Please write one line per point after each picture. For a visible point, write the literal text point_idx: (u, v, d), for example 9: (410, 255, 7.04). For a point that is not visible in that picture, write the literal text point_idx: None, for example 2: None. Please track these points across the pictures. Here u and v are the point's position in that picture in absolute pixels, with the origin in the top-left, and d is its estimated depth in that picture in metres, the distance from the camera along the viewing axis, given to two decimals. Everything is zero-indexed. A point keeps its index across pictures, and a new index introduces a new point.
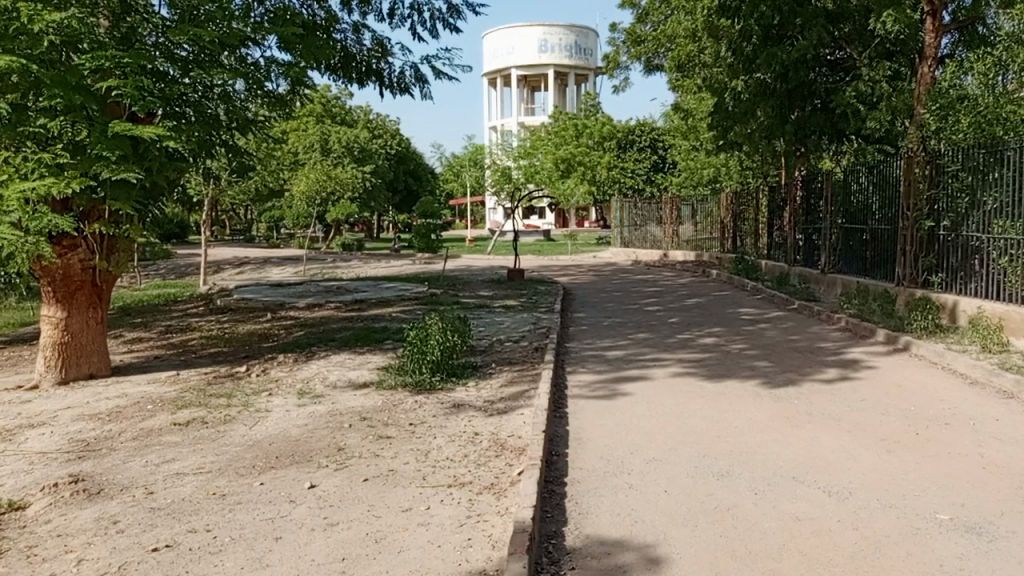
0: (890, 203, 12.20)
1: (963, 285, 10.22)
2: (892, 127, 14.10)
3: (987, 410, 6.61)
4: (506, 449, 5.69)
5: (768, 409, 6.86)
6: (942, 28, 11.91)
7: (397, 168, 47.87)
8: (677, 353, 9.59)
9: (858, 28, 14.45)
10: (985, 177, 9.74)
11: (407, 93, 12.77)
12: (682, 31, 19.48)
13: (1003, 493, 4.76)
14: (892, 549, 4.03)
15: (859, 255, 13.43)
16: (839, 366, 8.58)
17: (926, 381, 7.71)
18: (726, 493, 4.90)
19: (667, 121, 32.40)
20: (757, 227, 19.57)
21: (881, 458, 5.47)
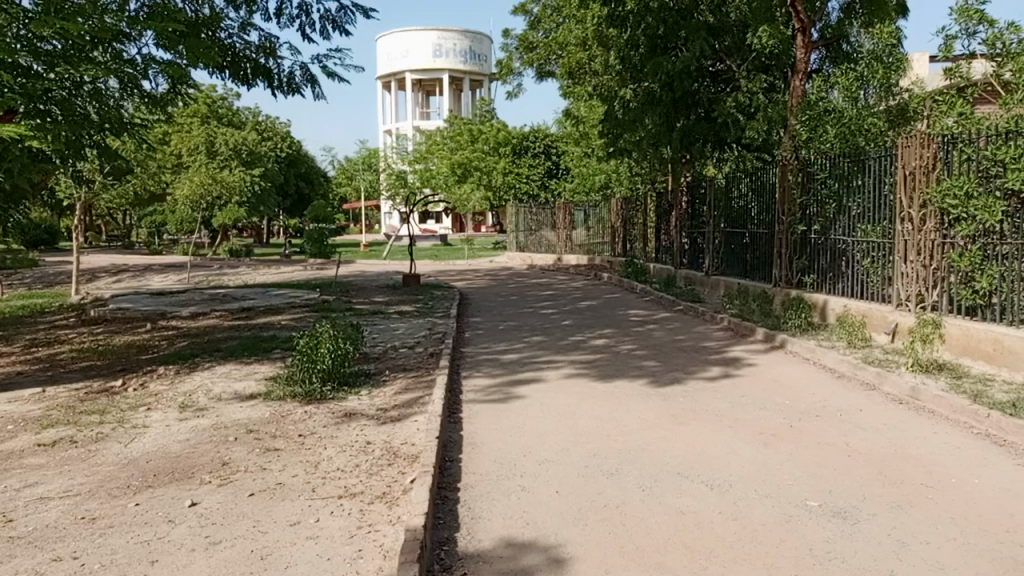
0: (767, 208, 12.90)
1: (832, 285, 10.93)
2: (768, 136, 14.90)
3: (853, 402, 7.08)
4: (399, 457, 5.62)
5: (655, 408, 7.09)
6: (811, 45, 12.70)
7: (288, 171, 46.43)
8: (570, 355, 9.76)
9: (737, 42, 15.25)
10: (850, 185, 10.44)
11: (298, 95, 12.48)
12: (573, 39, 19.94)
13: (866, 479, 5.11)
14: (768, 537, 4.24)
15: (740, 258, 14.11)
16: (722, 364, 8.98)
17: (799, 377, 8.18)
18: (615, 490, 5.03)
19: (561, 128, 33.04)
20: (645, 232, 20.21)
21: (759, 451, 5.76)
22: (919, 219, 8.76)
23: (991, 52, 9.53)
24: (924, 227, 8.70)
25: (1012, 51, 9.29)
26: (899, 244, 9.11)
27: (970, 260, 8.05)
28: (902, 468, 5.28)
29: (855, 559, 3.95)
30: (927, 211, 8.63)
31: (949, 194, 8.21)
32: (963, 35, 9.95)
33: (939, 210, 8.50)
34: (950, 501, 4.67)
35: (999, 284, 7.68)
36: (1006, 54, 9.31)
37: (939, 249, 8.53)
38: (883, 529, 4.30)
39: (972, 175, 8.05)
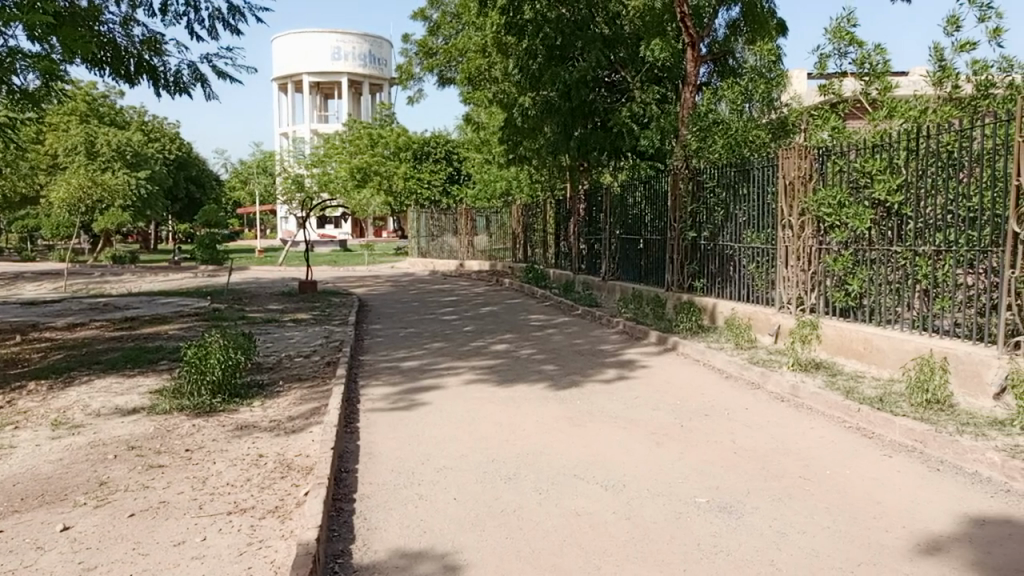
0: (660, 215, 13.35)
1: (720, 289, 11.43)
2: (661, 145, 15.44)
3: (739, 401, 7.41)
4: (292, 469, 5.46)
5: (553, 411, 7.19)
6: (700, 59, 13.11)
7: (176, 174, 44.37)
8: (470, 361, 9.77)
9: (630, 53, 15.71)
10: (736, 193, 10.95)
11: (186, 94, 11.97)
12: (472, 46, 20.03)
13: (750, 473, 5.35)
14: (659, 534, 4.38)
15: (635, 263, 14.53)
16: (618, 367, 9.22)
17: (690, 377, 8.51)
18: (513, 494, 5.06)
19: (462, 134, 33.07)
20: (545, 238, 20.50)
21: (651, 451, 5.94)
22: (798, 226, 9.28)
23: (860, 71, 10.22)
24: (802, 234, 9.23)
25: (879, 71, 10.00)
26: (781, 249, 9.62)
27: (843, 264, 8.60)
28: (782, 462, 5.57)
29: (739, 551, 4.13)
30: (805, 218, 9.16)
31: (824, 203, 8.74)
32: (836, 54, 10.63)
33: (816, 218, 9.04)
34: (825, 492, 4.95)
35: (868, 287, 8.25)
36: (873, 74, 10.02)
37: (816, 254, 9.06)
38: (765, 521, 4.52)
39: (844, 185, 8.60)
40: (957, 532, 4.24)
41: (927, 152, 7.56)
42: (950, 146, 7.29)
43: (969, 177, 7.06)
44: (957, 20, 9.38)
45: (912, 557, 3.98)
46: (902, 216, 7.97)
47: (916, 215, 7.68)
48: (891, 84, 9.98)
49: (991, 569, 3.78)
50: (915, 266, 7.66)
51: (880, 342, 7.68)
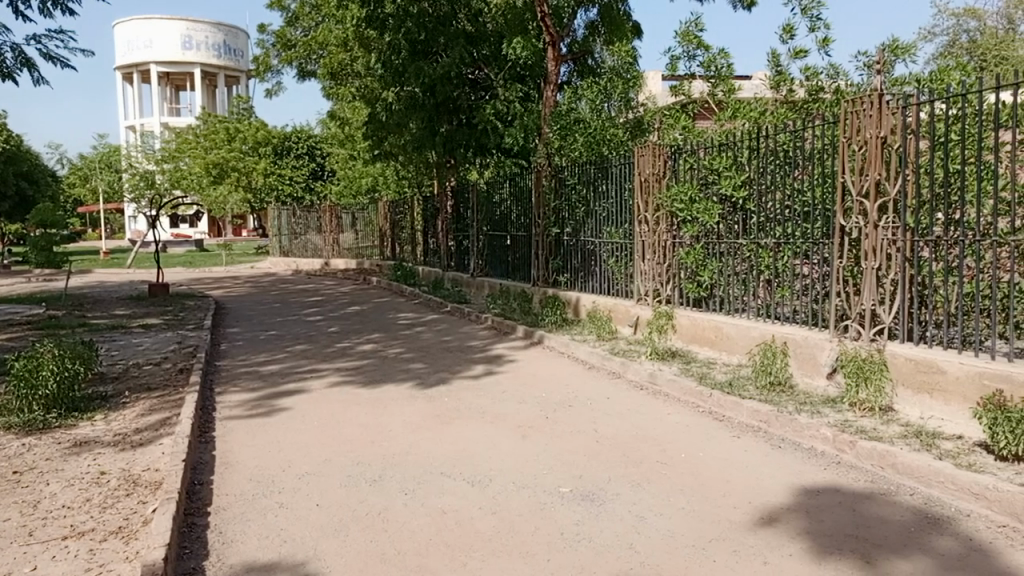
0: (525, 212, 13.55)
1: (583, 282, 11.77)
2: (525, 143, 15.69)
3: (601, 391, 7.65)
4: (139, 486, 5.09)
5: (420, 410, 7.12)
6: (560, 58, 13.47)
7: (4, 169, 40.42)
8: (335, 363, 9.51)
9: (493, 51, 15.85)
10: (596, 190, 11.27)
11: (9, 80, 10.90)
12: (333, 39, 19.52)
13: (611, 461, 5.53)
14: (524, 527, 4.42)
15: (502, 259, 14.68)
16: (485, 362, 9.28)
17: (555, 370, 8.70)
18: (378, 497, 4.96)
19: (325, 129, 32.15)
20: (413, 235, 20.32)
21: (517, 444, 6.01)
22: (654, 221, 9.69)
23: (707, 73, 10.83)
24: (658, 229, 9.63)
25: (723, 74, 10.66)
26: (638, 244, 10.01)
27: (695, 258, 9.07)
28: (641, 448, 5.79)
29: (600, 537, 4.25)
30: (660, 214, 9.56)
31: (677, 198, 9.15)
32: (685, 57, 11.18)
33: (669, 213, 9.46)
34: (680, 474, 5.19)
35: (718, 278, 8.77)
36: (719, 77, 10.67)
37: (670, 247, 9.48)
38: (624, 507, 4.68)
39: (694, 182, 9.05)
40: (794, 504, 4.57)
41: (767, 151, 8.08)
42: (786, 145, 7.82)
43: (804, 174, 7.61)
44: (790, 28, 10.10)
45: (756, 529, 4.24)
46: (747, 210, 8.49)
47: (759, 209, 8.20)
48: (734, 87, 10.68)
49: (822, 536, 4.09)
50: (759, 258, 8.18)
51: (729, 330, 8.16)
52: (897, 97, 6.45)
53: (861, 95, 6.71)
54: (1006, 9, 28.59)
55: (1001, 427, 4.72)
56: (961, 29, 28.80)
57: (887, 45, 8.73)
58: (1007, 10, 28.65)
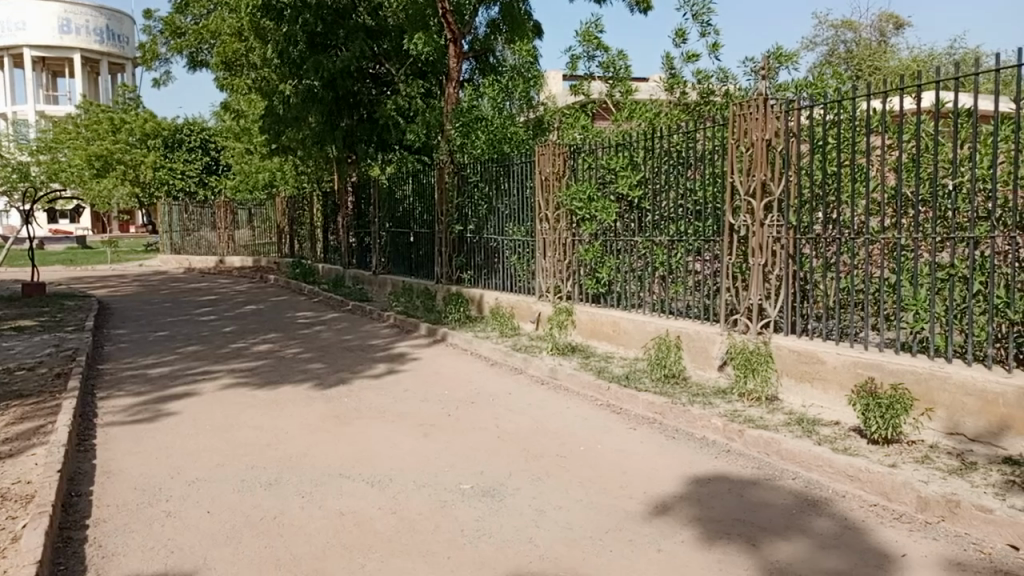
0: (427, 209, 13.46)
1: (486, 280, 11.83)
2: (427, 140, 15.58)
3: (503, 387, 7.70)
4: (8, 500, 4.74)
5: (318, 411, 6.95)
6: (462, 55, 13.43)
7: None
8: (229, 364, 9.16)
9: (395, 46, 15.67)
10: (498, 188, 11.32)
11: None
12: (226, 28, 18.80)
13: (512, 456, 5.57)
14: (424, 525, 4.40)
15: (404, 257, 14.56)
16: (387, 361, 9.15)
17: (458, 367, 8.68)
18: (273, 501, 4.81)
19: (218, 121, 30.94)
20: (312, 232, 19.83)
21: (418, 442, 5.96)
22: (555, 219, 9.82)
23: (606, 74, 11.06)
24: (558, 227, 9.77)
25: (621, 75, 10.91)
26: (539, 241, 10.12)
27: (594, 255, 9.25)
28: (541, 443, 5.86)
29: (499, 532, 4.27)
30: (560, 212, 9.70)
31: (577, 197, 9.31)
32: (584, 57, 11.38)
33: (569, 211, 9.61)
34: (578, 467, 5.28)
35: (616, 275, 9.00)
36: (617, 78, 10.92)
37: (570, 245, 9.63)
38: (524, 501, 4.72)
39: (592, 180, 9.21)
40: (686, 492, 4.73)
41: (662, 152, 8.32)
42: (679, 146, 8.08)
43: (696, 174, 7.88)
44: (684, 33, 10.45)
45: (650, 518, 4.37)
46: (643, 209, 8.73)
47: (654, 208, 8.44)
48: (631, 88, 10.95)
49: (712, 522, 4.26)
50: (654, 255, 8.43)
51: (626, 325, 8.37)
52: (780, 102, 6.77)
53: (748, 99, 7.01)
54: (878, 22, 30.59)
55: (873, 412, 5.05)
56: (839, 40, 30.60)
57: (772, 52, 9.17)
58: (879, 22, 30.65)
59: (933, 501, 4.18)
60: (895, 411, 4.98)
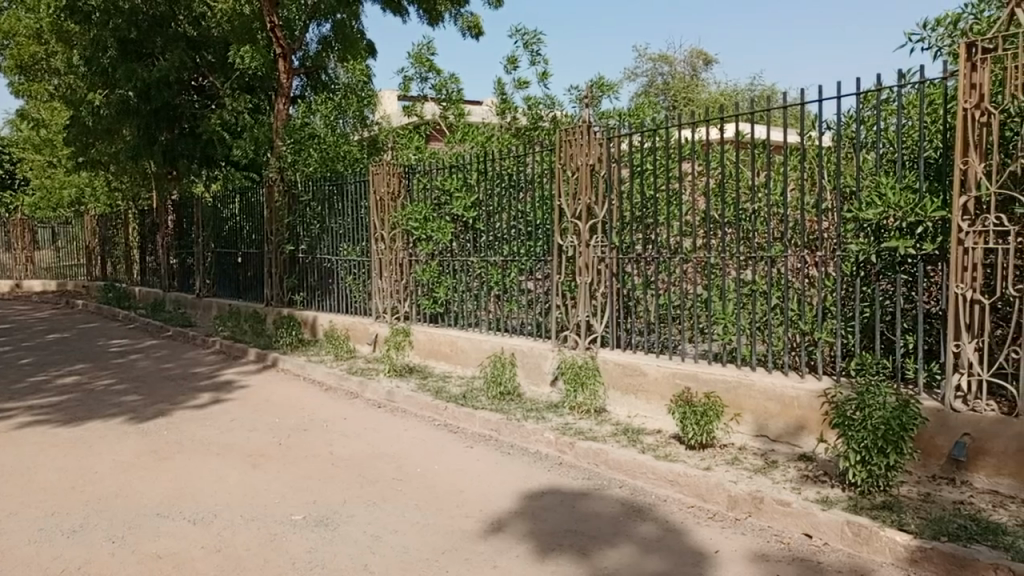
0: (256, 229, 12.89)
1: (320, 301, 11.52)
2: (256, 157, 14.92)
3: (338, 412, 7.50)
4: None
5: (133, 447, 6.42)
6: (293, 71, 13.11)
7: None
8: (27, 400, 8.24)
9: (220, 58, 14.93)
10: (331, 208, 11.07)
11: None
12: (22, 28, 17.13)
13: (346, 483, 5.44)
14: (252, 561, 4.18)
15: (231, 278, 13.86)
16: (212, 390, 8.63)
17: (290, 393, 8.36)
18: (78, 550, 4.38)
19: (13, 131, 28.06)
20: (127, 253, 18.40)
21: (247, 474, 5.67)
22: (390, 239, 9.74)
23: (438, 97, 11.17)
24: (394, 247, 9.70)
25: (454, 98, 11.10)
26: (375, 261, 10.00)
27: (431, 275, 9.29)
28: (378, 467, 5.76)
29: (332, 562, 4.15)
30: (396, 232, 9.66)
31: (412, 217, 9.32)
32: (417, 79, 11.45)
33: (405, 231, 9.59)
34: (414, 490, 5.25)
35: (452, 295, 9.09)
36: (450, 100, 11.08)
37: (406, 265, 9.60)
38: (359, 528, 4.62)
39: (427, 201, 9.26)
40: (519, 507, 4.84)
41: (494, 175, 8.51)
42: (511, 169, 8.30)
43: (527, 197, 8.13)
44: (514, 60, 10.80)
45: (485, 536, 4.43)
46: (477, 230, 8.89)
47: (487, 229, 8.61)
48: (465, 111, 11.14)
49: (544, 535, 4.39)
50: (489, 274, 8.59)
51: (463, 344, 8.46)
52: (602, 129, 7.17)
53: (573, 125, 7.36)
54: (691, 58, 33.20)
55: (689, 419, 5.43)
56: (657, 72, 32.91)
57: (595, 82, 9.70)
58: (690, 58, 33.27)
59: (741, 498, 4.56)
60: (708, 417, 5.39)
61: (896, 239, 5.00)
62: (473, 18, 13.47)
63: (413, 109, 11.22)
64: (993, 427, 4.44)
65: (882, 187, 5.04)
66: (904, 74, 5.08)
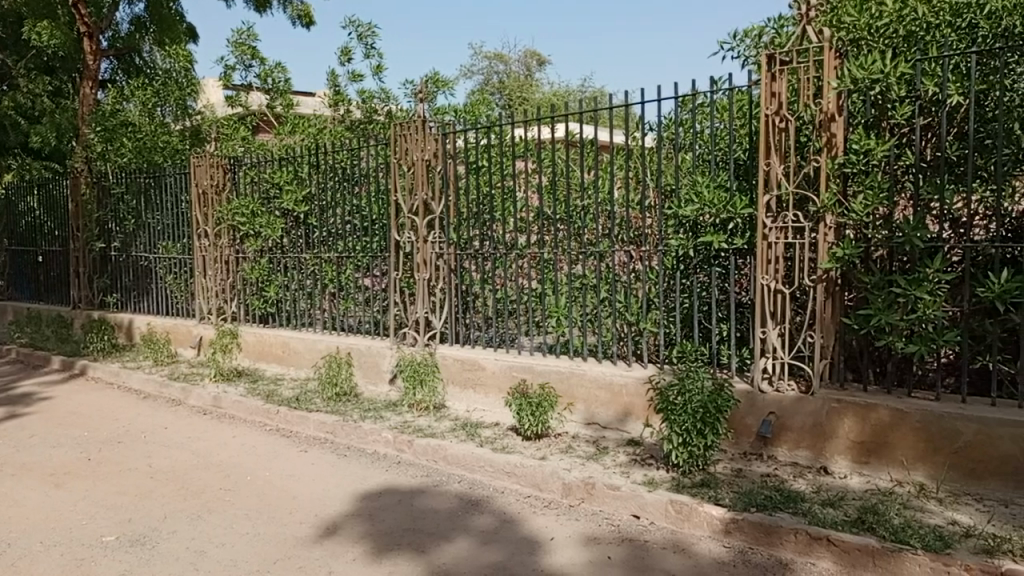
0: (60, 224, 11.68)
1: (136, 303, 10.66)
2: (58, 146, 13.44)
3: (157, 421, 6.96)
4: None
5: None
6: (100, 52, 11.90)
7: None
8: None
9: (12, 34, 13.41)
10: (147, 201, 10.25)
11: None
12: None
13: (167, 497, 5.05)
14: None
15: (30, 279, 12.50)
16: (6, 404, 7.72)
17: (102, 403, 7.66)
18: None
19: None
20: None
21: (48, 496, 5.11)
22: (214, 235, 9.19)
23: (264, 86, 10.65)
24: (219, 244, 9.16)
25: (281, 88, 10.61)
26: (198, 259, 9.39)
27: (260, 273, 8.85)
28: (202, 478, 5.40)
29: None
30: (221, 228, 9.12)
31: (238, 212, 8.84)
32: (241, 67, 10.86)
33: (231, 227, 9.08)
34: (244, 499, 4.98)
35: (284, 293, 8.72)
36: (277, 90, 10.59)
37: (233, 263, 9.09)
38: (182, 544, 4.30)
39: (255, 195, 8.81)
40: (356, 509, 4.72)
41: (327, 168, 8.25)
42: (344, 163, 8.07)
43: (362, 191, 7.94)
44: (347, 52, 10.52)
45: (319, 541, 4.27)
46: (309, 225, 8.58)
47: (321, 224, 8.34)
48: (294, 102, 10.70)
49: (382, 536, 4.30)
50: (323, 271, 8.32)
51: (296, 344, 8.14)
52: (437, 125, 7.15)
53: (408, 119, 7.28)
54: (524, 58, 34.00)
55: (525, 411, 5.54)
56: (493, 71, 33.41)
57: (430, 77, 9.66)
58: (524, 58, 34.06)
59: (574, 486, 4.72)
60: (543, 408, 5.52)
61: (711, 233, 5.43)
62: (304, 6, 12.98)
63: (237, 98, 10.64)
64: (794, 405, 4.89)
65: (699, 185, 5.41)
66: (716, 81, 5.46)
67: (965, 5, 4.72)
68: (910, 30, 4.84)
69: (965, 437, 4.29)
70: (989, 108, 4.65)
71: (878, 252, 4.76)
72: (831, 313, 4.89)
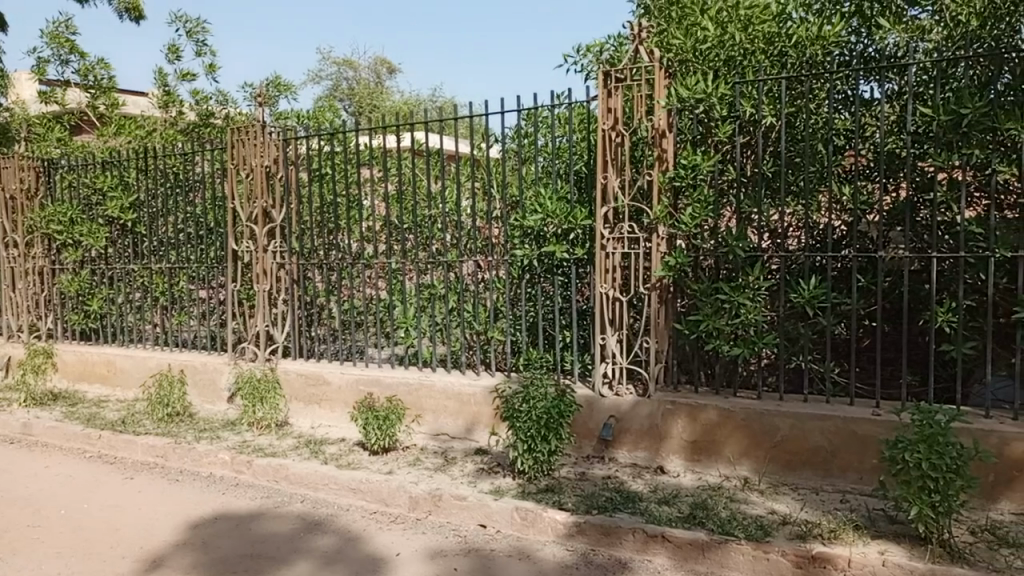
0: None
1: None
2: None
3: None
4: None
5: None
6: None
7: None
8: None
9: None
10: None
11: None
12: None
13: None
14: None
15: None
16: None
17: None
18: None
19: None
20: None
21: None
22: (26, 244, 8.35)
23: (84, 83, 9.74)
24: (32, 254, 8.33)
25: (104, 85, 9.75)
26: (5, 271, 8.47)
27: (80, 286, 8.11)
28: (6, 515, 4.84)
29: None
30: (33, 236, 8.30)
31: (54, 219, 8.07)
32: (56, 61, 9.93)
33: (46, 235, 8.28)
34: (57, 536, 4.52)
35: (108, 308, 8.04)
36: (98, 88, 9.72)
37: (49, 274, 8.30)
38: None
39: (74, 202, 8.08)
40: (187, 538, 4.41)
41: (156, 174, 7.70)
42: (176, 168, 7.55)
43: (197, 199, 7.46)
44: (177, 50, 9.90)
45: None
46: (137, 234, 7.96)
47: (150, 233, 7.76)
48: (119, 101, 9.91)
49: (215, 565, 4.05)
50: (153, 283, 7.75)
51: (121, 363, 7.53)
52: (278, 130, 6.86)
53: (246, 124, 6.93)
54: (374, 65, 33.51)
55: (371, 425, 5.39)
56: (342, 77, 32.66)
57: (271, 81, 9.27)
58: (374, 65, 33.60)
59: (421, 499, 4.66)
60: (390, 421, 5.41)
61: (553, 243, 5.57)
62: None
63: (52, 95, 9.71)
64: (631, 408, 5.10)
65: (541, 198, 5.53)
66: (557, 96, 5.60)
67: (776, 34, 5.16)
68: (729, 55, 5.22)
69: (782, 432, 4.64)
70: (798, 130, 5.09)
71: (705, 261, 5.06)
72: (665, 319, 5.15)
